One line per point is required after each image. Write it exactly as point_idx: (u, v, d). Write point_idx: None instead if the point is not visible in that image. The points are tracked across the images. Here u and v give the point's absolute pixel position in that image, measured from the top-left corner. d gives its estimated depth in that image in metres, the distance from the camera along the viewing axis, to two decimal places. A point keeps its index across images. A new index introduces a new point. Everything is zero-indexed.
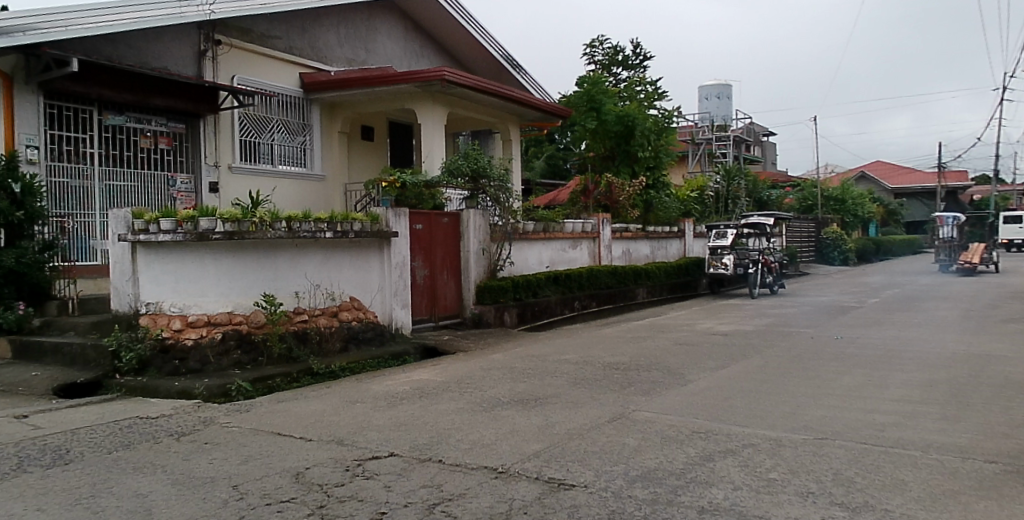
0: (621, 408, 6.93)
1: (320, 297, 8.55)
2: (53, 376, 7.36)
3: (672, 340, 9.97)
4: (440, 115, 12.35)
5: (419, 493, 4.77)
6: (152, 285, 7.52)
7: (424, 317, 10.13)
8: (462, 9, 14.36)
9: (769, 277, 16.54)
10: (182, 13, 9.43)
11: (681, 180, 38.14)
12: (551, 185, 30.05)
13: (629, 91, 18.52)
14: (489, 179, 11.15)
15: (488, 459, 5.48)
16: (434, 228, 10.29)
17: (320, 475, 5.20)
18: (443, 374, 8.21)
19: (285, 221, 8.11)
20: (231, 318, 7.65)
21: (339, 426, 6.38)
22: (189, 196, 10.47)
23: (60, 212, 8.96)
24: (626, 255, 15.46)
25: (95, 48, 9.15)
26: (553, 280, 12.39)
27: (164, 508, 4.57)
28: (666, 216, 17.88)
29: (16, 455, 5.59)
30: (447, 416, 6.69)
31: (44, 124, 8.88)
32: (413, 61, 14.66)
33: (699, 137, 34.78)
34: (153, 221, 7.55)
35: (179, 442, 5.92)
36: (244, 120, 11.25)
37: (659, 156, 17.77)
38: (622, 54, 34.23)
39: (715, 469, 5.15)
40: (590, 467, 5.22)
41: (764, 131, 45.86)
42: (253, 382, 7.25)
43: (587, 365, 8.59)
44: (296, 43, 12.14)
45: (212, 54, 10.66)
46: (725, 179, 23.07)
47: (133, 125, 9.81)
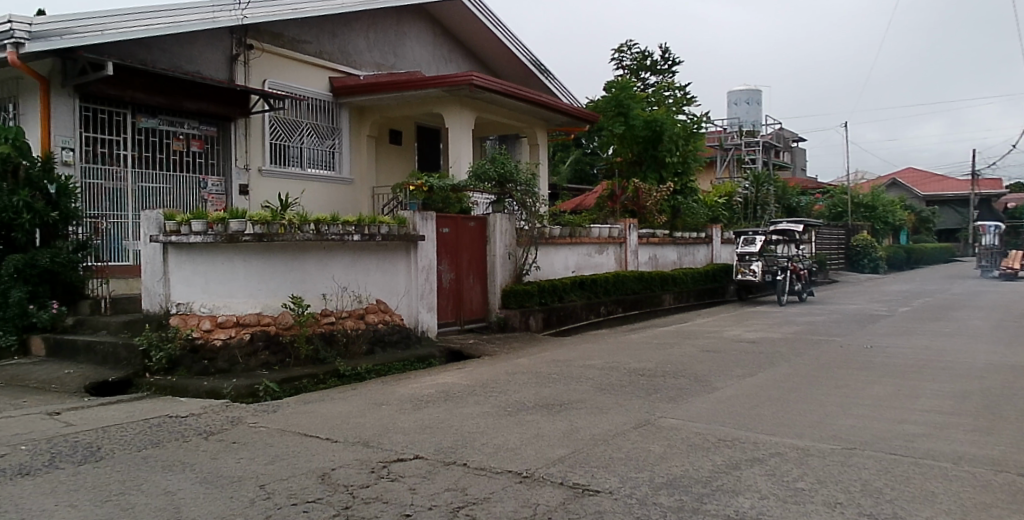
0: (647, 414, 6.88)
1: (347, 299, 8.59)
2: (85, 374, 7.48)
3: (699, 347, 9.87)
4: (468, 120, 12.38)
5: (443, 496, 4.77)
6: (182, 286, 7.65)
7: (450, 321, 10.14)
8: (490, 14, 14.43)
9: (798, 285, 16.21)
10: (216, 18, 9.57)
11: (709, 186, 37.83)
12: (577, 190, 30.02)
13: (656, 95, 18.31)
14: (516, 184, 11.26)
15: (513, 463, 5.46)
16: (460, 232, 10.31)
17: (345, 476, 5.22)
18: (469, 378, 8.21)
19: (313, 223, 8.15)
20: (260, 319, 7.71)
21: (365, 428, 6.40)
22: (219, 198, 10.61)
23: (94, 213, 9.12)
24: (652, 261, 15.38)
25: (130, 52, 9.30)
26: (579, 285, 12.35)
27: (192, 506, 4.62)
28: (693, 222, 17.64)
29: (49, 451, 5.68)
30: (472, 420, 6.69)
31: (80, 127, 9.04)
32: (440, 65, 14.76)
33: (727, 143, 34.16)
34: (185, 221, 7.67)
35: (208, 441, 5.99)
36: (275, 123, 11.37)
37: (687, 162, 17.68)
38: (651, 59, 34.13)
39: (742, 477, 5.08)
40: (615, 474, 5.18)
41: (793, 137, 45.43)
42: (281, 383, 7.30)
43: (612, 371, 8.54)
44: (326, 47, 12.26)
45: (244, 58, 10.80)
46: (754, 185, 22.85)
47: (166, 128, 9.96)
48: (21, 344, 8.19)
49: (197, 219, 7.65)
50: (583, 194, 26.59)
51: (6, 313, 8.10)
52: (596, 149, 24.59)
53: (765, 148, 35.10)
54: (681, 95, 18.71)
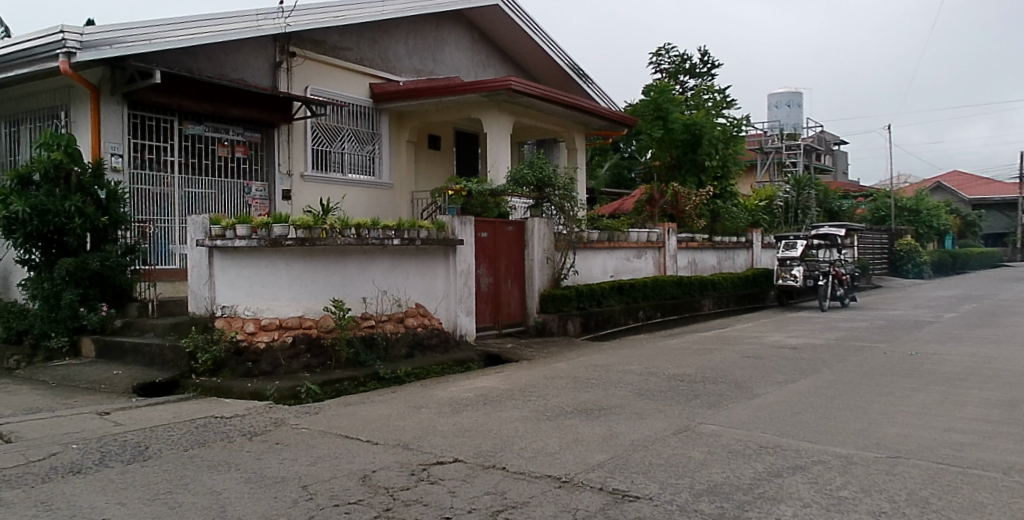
0: (686, 420, 6.83)
1: (387, 302, 8.66)
2: (133, 375, 7.66)
3: (741, 353, 9.75)
4: (505, 124, 12.41)
5: (483, 499, 4.79)
6: (227, 288, 7.82)
7: (488, 325, 10.19)
8: (529, 19, 14.48)
9: (840, 290, 15.97)
10: (260, 26, 9.76)
11: (750, 189, 37.42)
12: (615, 194, 29.98)
13: (696, 100, 18.62)
14: (554, 188, 11.24)
15: (553, 468, 5.46)
16: (499, 236, 10.34)
17: (386, 478, 5.28)
18: (507, 382, 8.23)
19: (354, 228, 8.24)
20: (302, 322, 7.83)
21: (405, 431, 6.46)
22: (262, 203, 10.79)
23: (143, 218, 9.35)
24: (691, 265, 15.25)
25: (177, 60, 9.51)
26: (618, 290, 12.30)
27: (237, 506, 4.70)
28: (733, 226, 17.45)
29: (99, 450, 5.84)
30: (511, 424, 6.71)
31: (128, 133, 9.26)
32: (479, 71, 14.85)
33: (768, 146, 33.72)
34: (229, 226, 7.81)
35: (252, 442, 6.10)
36: (316, 129, 11.53)
37: (726, 165, 17.56)
38: (690, 61, 33.90)
39: (784, 485, 5.03)
40: (655, 480, 5.16)
41: (836, 140, 44.75)
42: (322, 386, 7.40)
43: (651, 376, 8.49)
44: (367, 54, 12.43)
45: (287, 65, 10.99)
46: (796, 189, 22.55)
47: (211, 134, 10.16)
48: (72, 344, 8.43)
49: (242, 224, 7.79)
50: (621, 199, 26.49)
51: (58, 314, 8.35)
52: (635, 154, 24.51)
53: (806, 150, 34.62)
54: (720, 98, 18.65)
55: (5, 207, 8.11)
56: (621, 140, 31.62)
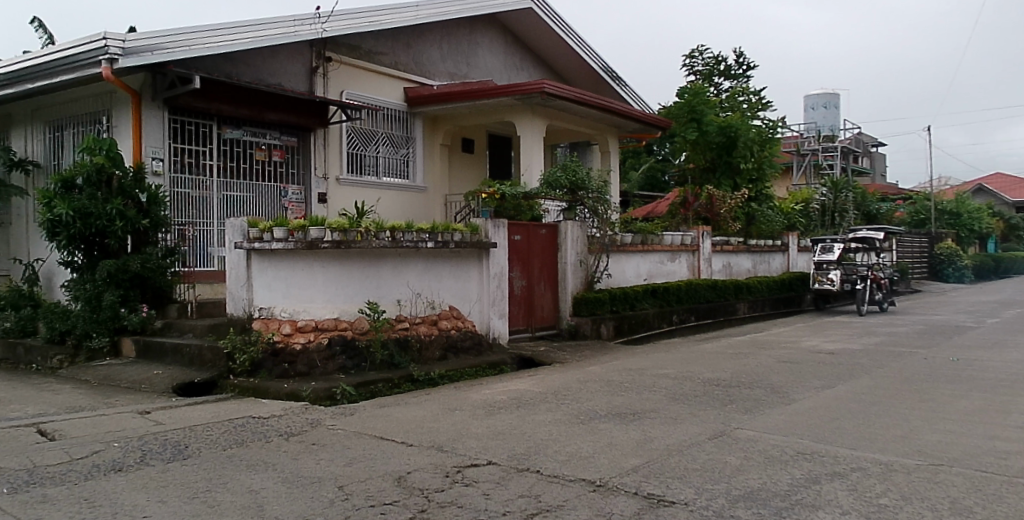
0: (722, 425, 6.76)
1: (421, 305, 8.71)
2: (173, 375, 7.78)
3: (776, 357, 9.64)
4: (538, 127, 12.41)
5: (517, 502, 4.79)
6: (265, 291, 7.91)
7: (521, 328, 10.19)
8: (562, 22, 14.47)
9: (879, 294, 15.71)
10: (297, 31, 9.89)
11: (786, 192, 37.02)
12: (649, 197, 29.88)
13: (731, 102, 18.47)
14: (587, 191, 11.17)
15: (587, 472, 5.44)
16: (532, 239, 10.35)
17: (421, 479, 5.30)
18: (540, 385, 8.23)
19: (389, 230, 8.29)
20: (337, 324, 7.89)
21: (439, 433, 6.48)
22: (299, 206, 10.91)
23: (182, 221, 9.51)
24: (726, 269, 15.10)
25: (216, 66, 9.66)
26: (651, 294, 12.22)
27: (275, 506, 4.75)
28: (767, 229, 16.93)
29: (139, 449, 5.94)
30: (545, 427, 6.70)
31: (169, 138, 9.43)
32: (511, 74, 14.89)
33: (805, 148, 33.32)
34: (267, 229, 7.92)
35: (289, 442, 6.17)
36: (351, 133, 11.65)
37: (762, 168, 17.46)
38: (725, 63, 33.66)
39: (822, 492, 4.95)
40: (690, 485, 5.12)
41: (874, 141, 44.07)
42: (357, 387, 7.45)
43: (686, 381, 8.42)
44: (402, 58, 12.52)
45: (323, 70, 11.12)
46: (832, 192, 22.02)
47: (249, 139, 10.30)
48: (112, 345, 8.58)
49: (279, 227, 7.89)
50: (654, 202, 26.37)
51: (99, 315, 8.49)
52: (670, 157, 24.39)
53: (842, 153, 34.13)
54: (756, 100, 18.47)
55: (50, 210, 8.30)
56: (654, 143, 31.54)
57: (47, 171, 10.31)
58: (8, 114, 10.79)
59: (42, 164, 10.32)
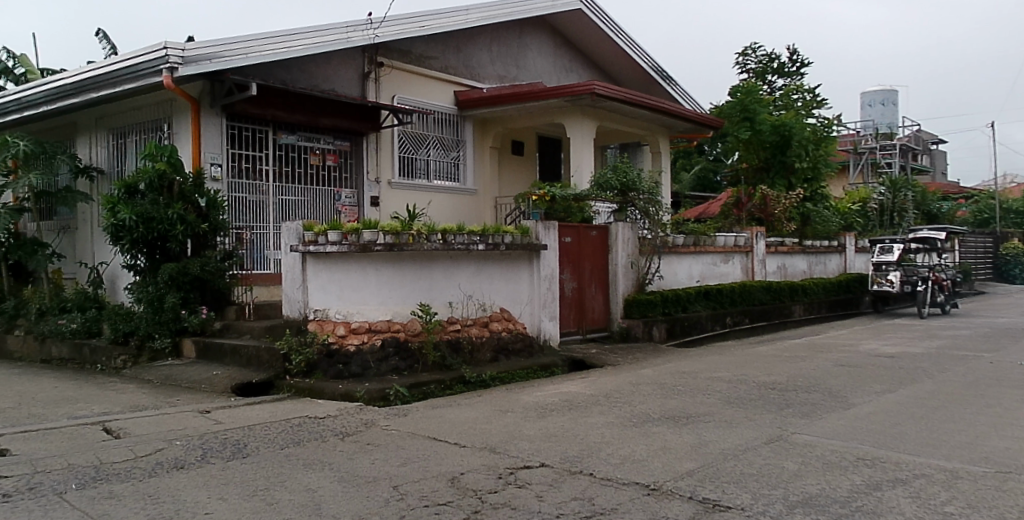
0: (778, 429, 6.64)
1: (472, 307, 8.75)
2: (232, 376, 7.97)
3: (833, 361, 9.43)
4: (588, 129, 12.38)
5: (570, 505, 4.77)
6: (320, 293, 8.03)
7: (572, 330, 10.19)
8: (612, 23, 14.40)
9: (941, 296, 15.32)
10: (350, 38, 10.05)
11: (842, 191, 36.20)
12: (700, 198, 29.56)
13: (785, 100, 18.16)
14: (638, 192, 11.13)
15: (640, 475, 5.40)
16: (582, 241, 10.33)
17: (474, 480, 5.33)
18: (592, 388, 8.20)
19: (440, 233, 8.35)
20: (389, 325, 7.98)
21: (492, 435, 6.51)
22: (352, 210, 11.07)
23: (240, 225, 9.74)
24: (781, 270, 14.83)
25: (272, 73, 9.86)
26: (704, 295, 12.07)
27: (332, 504, 4.82)
28: (825, 231, 16.60)
29: (201, 447, 6.10)
30: (598, 430, 6.67)
31: (227, 144, 9.67)
32: (560, 75, 14.89)
33: (862, 147, 32.57)
34: (321, 232, 8.06)
35: (344, 442, 6.26)
36: (403, 137, 11.78)
37: (817, 167, 17.17)
38: (778, 61, 33.13)
39: (884, 499, 4.83)
40: (747, 490, 5.04)
41: (934, 139, 42.85)
42: (410, 389, 7.53)
43: (741, 384, 8.29)
44: (452, 62, 12.62)
45: (375, 76, 11.27)
46: (891, 191, 21.53)
47: (304, 144, 10.49)
48: (174, 346, 8.79)
49: (333, 230, 8.02)
50: (707, 202, 26.03)
51: (161, 316, 8.72)
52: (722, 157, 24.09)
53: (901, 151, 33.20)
54: (811, 98, 18.13)
55: (114, 215, 8.57)
56: (706, 143, 31.22)
57: (111, 178, 10.67)
58: (74, 123, 11.19)
59: (106, 171, 10.68)
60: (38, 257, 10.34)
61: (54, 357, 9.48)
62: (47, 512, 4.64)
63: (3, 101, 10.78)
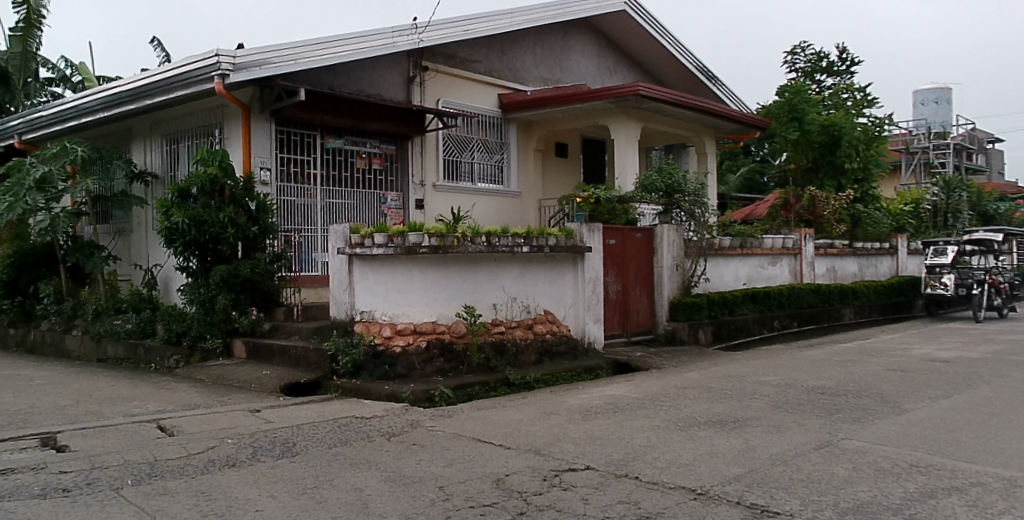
0: (828, 435, 6.52)
1: (516, 309, 8.77)
2: (281, 376, 8.12)
3: (884, 365, 9.22)
4: (632, 130, 12.32)
5: (616, 508, 4.76)
6: (366, 294, 8.15)
7: (617, 333, 10.16)
8: (656, 23, 14.30)
9: (998, 300, 14.90)
10: (395, 42, 10.15)
11: (894, 192, 35.32)
12: (747, 199, 29.16)
13: (834, 100, 17.81)
14: (684, 194, 11.03)
15: (687, 480, 5.36)
16: (627, 243, 10.29)
17: (519, 482, 5.34)
18: (638, 391, 8.15)
19: (485, 235, 8.38)
20: (435, 327, 8.04)
21: (537, 437, 6.52)
22: (398, 213, 11.19)
23: (289, 228, 9.93)
24: (831, 273, 14.56)
25: (319, 79, 10.02)
26: (751, 298, 11.91)
27: (379, 503, 4.88)
28: (876, 232, 16.32)
29: (251, 445, 6.23)
30: (643, 433, 6.63)
31: (276, 148, 9.87)
32: (605, 77, 14.85)
33: (914, 146, 31.77)
34: (368, 235, 8.16)
35: (390, 442, 6.33)
36: (447, 140, 11.87)
37: (868, 167, 16.83)
38: (827, 60, 32.50)
39: (939, 507, 4.71)
40: (796, 496, 4.96)
41: (990, 137, 41.57)
42: (455, 390, 7.58)
43: (789, 388, 8.17)
44: (495, 66, 12.68)
45: (419, 80, 11.38)
46: (944, 191, 21.03)
47: (350, 148, 10.64)
48: (225, 346, 8.98)
49: (380, 232, 8.12)
50: (755, 203, 25.64)
51: (213, 317, 8.91)
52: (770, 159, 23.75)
53: (955, 150, 32.28)
54: (861, 98, 17.76)
55: (168, 218, 8.80)
56: (753, 143, 30.81)
57: (165, 182, 10.99)
58: (129, 129, 11.53)
59: (160, 176, 11.00)
60: (95, 259, 10.66)
61: (109, 356, 9.75)
62: (104, 506, 4.79)
63: (61, 108, 11.13)
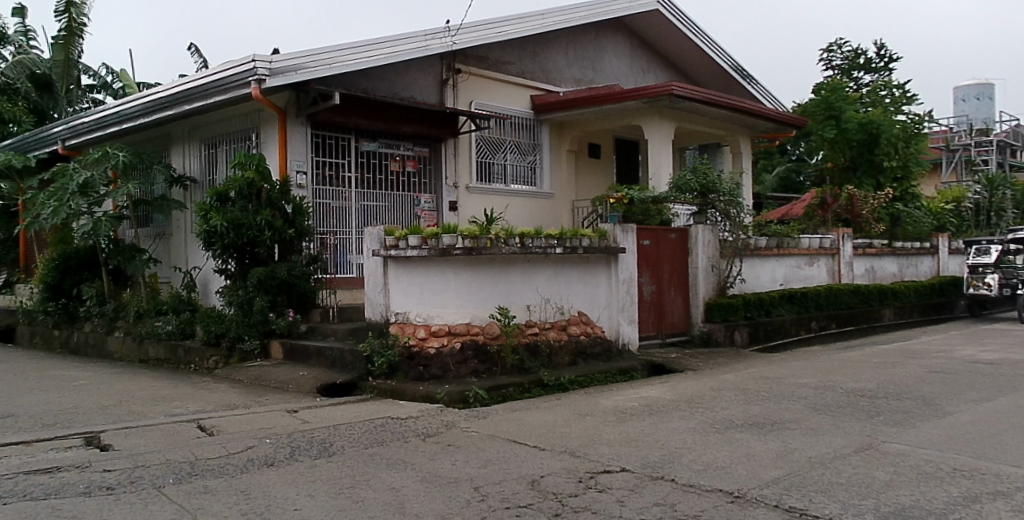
0: (868, 438, 6.41)
1: (550, 311, 8.77)
2: (318, 376, 8.22)
3: (926, 367, 9.04)
4: (665, 130, 12.24)
5: (652, 510, 4.74)
6: (400, 296, 8.20)
7: (651, 334, 10.11)
8: (689, 22, 14.19)
9: None
10: (428, 45, 10.21)
11: (934, 190, 34.62)
12: (783, 199, 28.80)
13: (872, 97, 17.50)
14: (718, 194, 10.87)
15: (723, 483, 5.32)
16: (661, 243, 10.24)
17: (554, 483, 5.34)
18: (673, 392, 8.10)
19: (518, 236, 8.39)
20: (469, 329, 8.07)
21: (572, 438, 6.51)
22: (431, 214, 11.29)
23: (324, 230, 10.06)
24: (870, 273, 14.33)
25: (353, 82, 10.12)
26: (788, 299, 11.77)
27: (415, 503, 4.92)
28: (916, 231, 16.03)
29: (290, 445, 6.32)
30: (679, 435, 6.60)
31: (312, 152, 9.99)
32: (638, 77, 14.79)
33: (954, 143, 31.12)
34: (402, 237, 8.22)
35: (425, 442, 6.37)
36: (481, 142, 11.90)
37: (908, 166, 16.53)
38: (864, 56, 31.98)
39: (983, 512, 4.61)
40: (835, 499, 4.90)
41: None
42: (489, 391, 7.61)
43: (828, 390, 8.06)
44: (527, 67, 12.69)
45: (453, 82, 11.43)
46: (987, 189, 20.56)
47: (384, 151, 10.74)
48: (262, 347, 9.12)
49: (413, 234, 8.17)
50: (791, 203, 25.34)
51: (251, 319, 9.05)
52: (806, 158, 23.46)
53: (998, 147, 31.50)
54: (900, 95, 17.46)
55: (206, 221, 8.94)
56: (788, 142, 30.42)
57: (203, 187, 11.19)
58: (168, 134, 11.77)
59: (198, 180, 11.20)
60: (136, 262, 10.91)
61: (150, 357, 9.96)
62: (147, 504, 4.89)
63: (103, 115, 11.39)
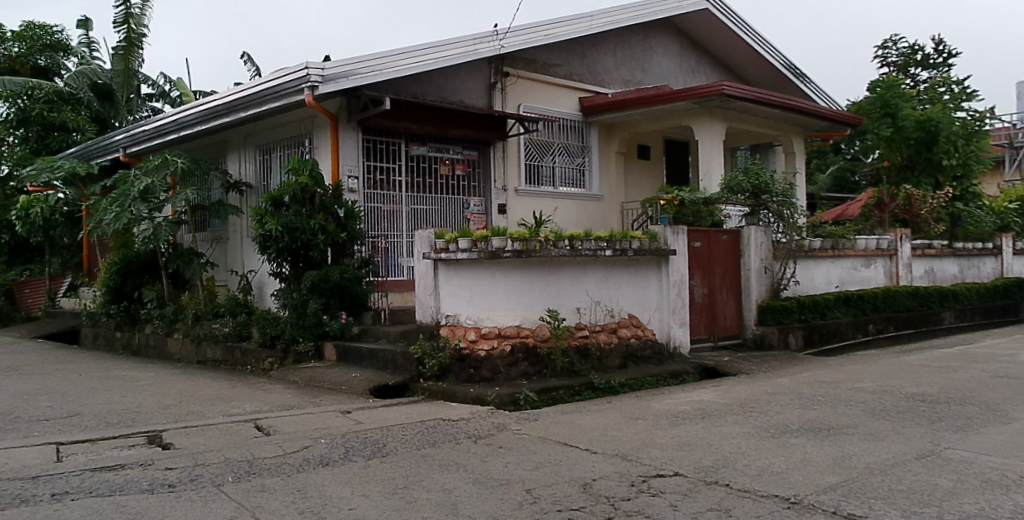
0: (930, 444, 6.25)
1: (600, 313, 8.75)
2: (371, 378, 8.35)
3: (990, 372, 8.76)
4: (715, 129, 12.10)
5: (706, 515, 4.71)
6: (451, 298, 8.31)
7: (703, 337, 10.02)
8: (739, 20, 13.99)
9: None
10: (477, 49, 10.28)
11: (996, 189, 33.48)
12: (836, 198, 28.23)
13: (929, 94, 17.07)
14: (772, 195, 10.72)
15: (780, 488, 5.25)
16: (712, 246, 10.14)
17: (607, 487, 5.34)
18: (726, 396, 8.01)
19: (568, 239, 8.39)
20: (519, 331, 8.11)
21: (623, 442, 6.49)
22: (480, 217, 11.39)
23: (375, 234, 10.21)
24: (929, 274, 13.96)
25: (403, 87, 10.24)
26: (844, 302, 11.54)
27: (467, 504, 4.97)
28: (978, 231, 15.58)
29: (344, 445, 6.44)
30: (732, 440, 6.52)
31: (363, 156, 10.15)
32: (687, 76, 14.65)
33: (1018, 140, 30.06)
34: (452, 240, 8.30)
35: (476, 444, 6.42)
36: (529, 145, 11.94)
37: (968, 164, 16.04)
38: (922, 52, 31.13)
39: None
40: (895, 507, 4.79)
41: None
42: (540, 394, 7.64)
43: (887, 395, 7.88)
44: (575, 68, 12.68)
45: (500, 85, 11.50)
46: None
47: (434, 155, 10.85)
48: (317, 349, 9.29)
49: (463, 237, 8.24)
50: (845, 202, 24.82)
51: (305, 321, 9.24)
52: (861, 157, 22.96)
53: None
54: (960, 91, 16.94)
55: (262, 226, 9.16)
56: (843, 142, 29.76)
57: (258, 191, 11.45)
58: (224, 141, 12.07)
59: (253, 185, 11.47)
60: (194, 265, 11.24)
61: (208, 358, 10.24)
62: (208, 501, 5.05)
63: (162, 123, 11.74)
